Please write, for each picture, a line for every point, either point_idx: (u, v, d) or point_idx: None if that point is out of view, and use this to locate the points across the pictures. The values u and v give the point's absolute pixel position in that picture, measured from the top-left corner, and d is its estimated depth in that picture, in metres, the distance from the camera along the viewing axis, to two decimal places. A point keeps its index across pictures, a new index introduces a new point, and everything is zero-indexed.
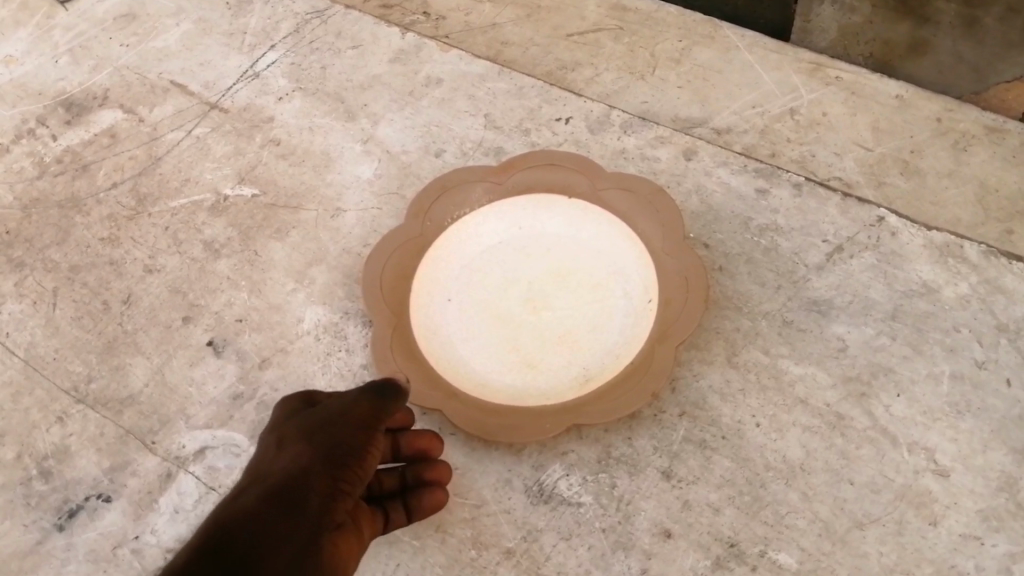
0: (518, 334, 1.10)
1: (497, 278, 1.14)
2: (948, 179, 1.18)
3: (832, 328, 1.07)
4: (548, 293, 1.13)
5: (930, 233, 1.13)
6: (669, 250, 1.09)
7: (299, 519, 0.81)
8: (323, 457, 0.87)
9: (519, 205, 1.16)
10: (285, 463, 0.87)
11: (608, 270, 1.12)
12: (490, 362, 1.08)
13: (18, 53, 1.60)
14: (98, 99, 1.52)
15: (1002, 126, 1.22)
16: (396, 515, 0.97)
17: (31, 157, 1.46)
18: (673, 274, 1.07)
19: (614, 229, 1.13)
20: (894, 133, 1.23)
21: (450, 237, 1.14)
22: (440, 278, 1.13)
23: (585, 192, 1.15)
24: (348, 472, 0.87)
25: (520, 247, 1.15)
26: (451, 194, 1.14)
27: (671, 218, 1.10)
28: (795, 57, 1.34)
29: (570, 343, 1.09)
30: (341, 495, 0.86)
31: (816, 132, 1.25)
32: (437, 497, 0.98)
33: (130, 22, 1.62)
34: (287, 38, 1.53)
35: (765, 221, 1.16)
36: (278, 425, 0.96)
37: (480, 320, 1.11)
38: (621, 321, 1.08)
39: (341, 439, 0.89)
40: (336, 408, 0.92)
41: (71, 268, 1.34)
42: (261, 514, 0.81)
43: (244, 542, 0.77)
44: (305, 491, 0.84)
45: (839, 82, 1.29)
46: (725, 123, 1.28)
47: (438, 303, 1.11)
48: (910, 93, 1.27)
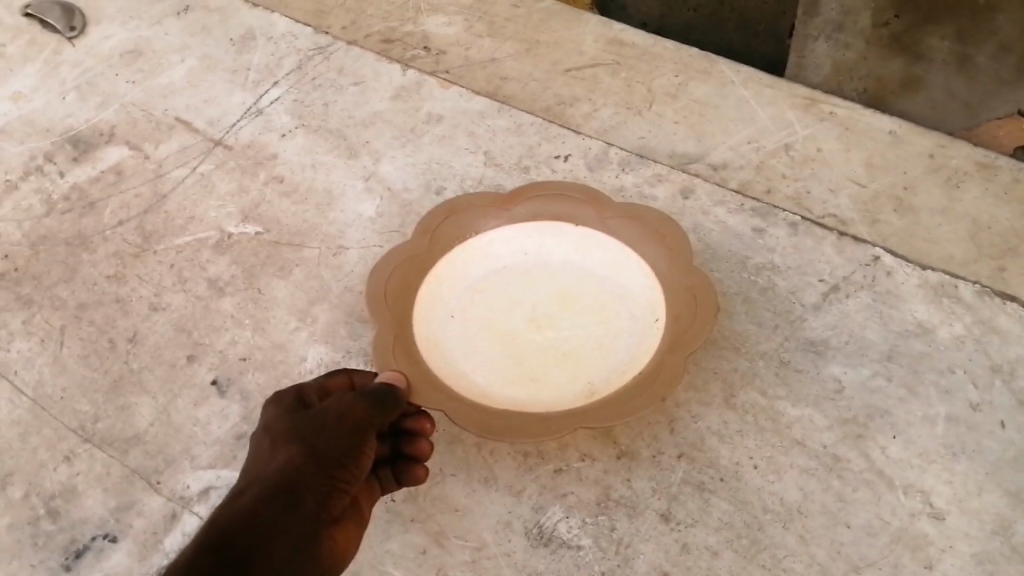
0: (521, 353, 1.11)
1: (500, 298, 1.15)
2: (941, 216, 1.19)
3: (829, 368, 1.08)
4: (551, 313, 1.14)
5: (925, 273, 1.14)
6: (675, 270, 1.09)
7: (295, 519, 0.89)
8: (317, 461, 0.92)
9: (523, 231, 1.18)
10: (280, 463, 0.93)
11: (614, 292, 1.13)
12: (493, 377, 1.08)
13: (26, 90, 1.63)
14: (105, 136, 1.54)
15: (992, 163, 1.24)
16: (388, 483, 1.02)
17: (39, 194, 1.48)
18: (682, 289, 1.07)
19: (618, 253, 1.15)
20: (890, 170, 1.25)
21: (454, 257, 1.15)
22: (444, 295, 1.13)
23: (590, 219, 1.16)
24: (343, 472, 0.93)
25: (525, 271, 1.16)
26: (457, 216, 1.15)
27: (677, 241, 1.10)
28: (790, 93, 1.36)
29: (575, 359, 1.09)
30: (337, 494, 0.93)
31: (811, 168, 1.27)
32: (418, 474, 1.02)
33: (136, 58, 1.64)
34: (290, 75, 1.55)
35: (762, 260, 1.17)
36: (275, 418, 1.00)
37: (484, 338, 1.11)
38: (627, 339, 1.09)
39: (336, 445, 0.93)
40: (334, 410, 0.95)
41: (78, 306, 1.35)
42: (257, 515, 0.89)
43: (242, 546, 0.86)
44: (301, 491, 0.91)
45: (833, 118, 1.32)
46: (720, 159, 1.30)
47: (441, 319, 1.11)
48: (903, 129, 1.29)
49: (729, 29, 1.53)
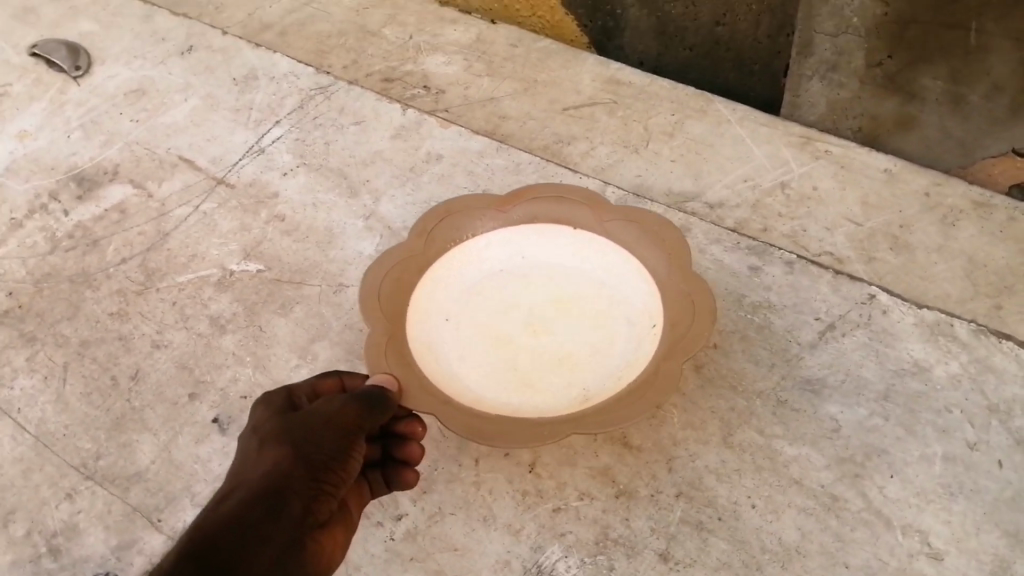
0: (516, 358, 1.10)
1: (497, 302, 1.15)
2: (937, 254, 1.21)
3: (825, 407, 1.08)
4: (548, 318, 1.13)
5: (921, 312, 1.15)
6: (673, 276, 1.08)
7: (282, 523, 0.84)
8: (304, 464, 0.88)
9: (521, 234, 1.18)
10: (266, 466, 0.88)
11: (612, 298, 1.13)
12: (486, 381, 1.07)
13: (31, 128, 1.65)
14: (108, 174, 1.55)
15: (988, 201, 1.26)
16: (377, 486, 1.01)
17: (43, 232, 1.49)
18: (679, 296, 1.06)
19: (616, 259, 1.15)
20: (885, 208, 1.27)
21: (451, 260, 1.15)
22: (440, 298, 1.13)
23: (589, 223, 1.16)
24: (330, 477, 0.89)
25: (524, 275, 1.17)
26: (453, 219, 1.15)
27: (676, 247, 1.10)
28: (786, 131, 1.39)
29: (570, 365, 1.08)
30: (324, 497, 0.88)
31: (807, 207, 1.28)
32: (408, 479, 1.00)
33: (140, 97, 1.67)
34: (291, 114, 1.58)
35: (758, 298, 1.18)
36: (256, 423, 0.95)
37: (479, 343, 1.11)
38: (623, 345, 1.08)
39: (324, 448, 0.89)
40: (321, 413, 0.91)
41: (81, 343, 1.35)
42: (241, 519, 0.83)
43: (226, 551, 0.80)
44: (287, 495, 0.86)
45: (828, 156, 1.34)
46: (717, 197, 1.31)
47: (436, 322, 1.11)
48: (898, 167, 1.32)
49: (723, 68, 1.56)
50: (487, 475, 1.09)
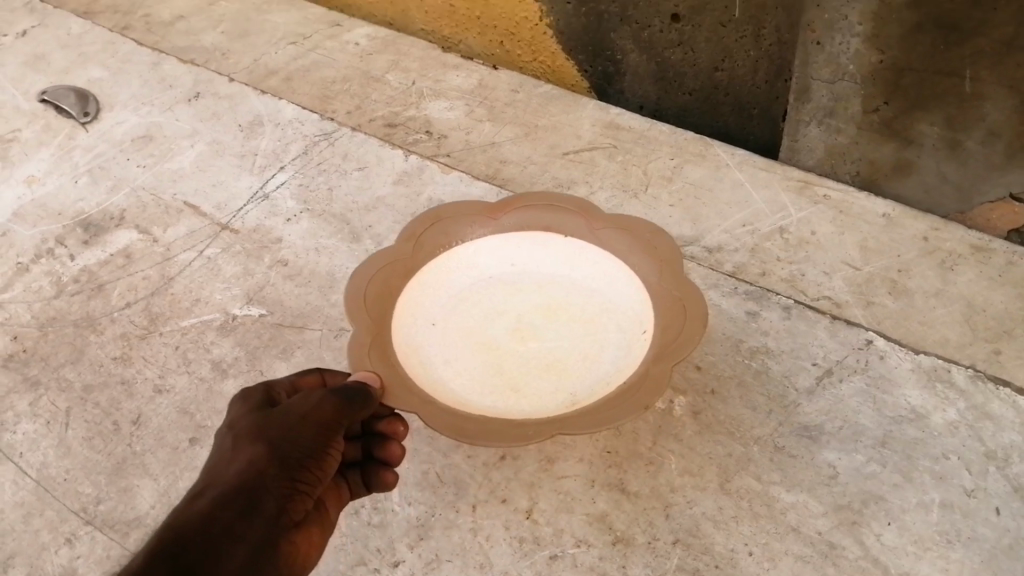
0: (503, 364, 1.08)
1: (485, 308, 1.14)
2: (936, 298, 1.21)
3: (823, 454, 1.06)
4: (537, 325, 1.13)
5: (918, 357, 1.14)
6: (665, 281, 1.07)
7: (254, 523, 0.83)
8: (279, 462, 0.87)
9: (512, 241, 1.18)
10: (239, 465, 0.86)
11: (602, 306, 1.12)
12: (472, 385, 1.05)
13: (39, 174, 1.67)
14: (115, 220, 1.57)
15: (987, 246, 1.27)
16: (357, 487, 1.00)
17: (49, 276, 1.49)
18: (670, 301, 1.05)
19: (607, 267, 1.14)
20: (884, 253, 1.27)
21: (439, 264, 1.14)
22: (427, 302, 1.11)
23: (581, 231, 1.16)
24: (305, 475, 0.88)
25: (513, 283, 1.16)
26: (442, 224, 1.15)
27: (669, 253, 1.09)
28: (784, 176, 1.40)
29: (558, 371, 1.07)
30: (298, 496, 0.88)
31: (806, 251, 1.29)
32: (387, 478, 0.99)
33: (147, 143, 1.70)
34: (295, 160, 1.61)
35: (756, 344, 1.18)
36: (231, 420, 0.93)
37: (466, 348, 1.10)
38: (613, 352, 1.07)
39: (300, 446, 0.88)
40: (297, 409, 0.90)
41: (84, 388, 1.33)
42: (214, 518, 0.82)
43: (199, 552, 0.79)
44: (261, 493, 0.85)
45: (827, 200, 1.35)
46: (715, 242, 1.32)
47: (422, 325, 1.09)
48: (897, 212, 1.33)
49: (723, 112, 1.57)
50: (484, 522, 1.05)
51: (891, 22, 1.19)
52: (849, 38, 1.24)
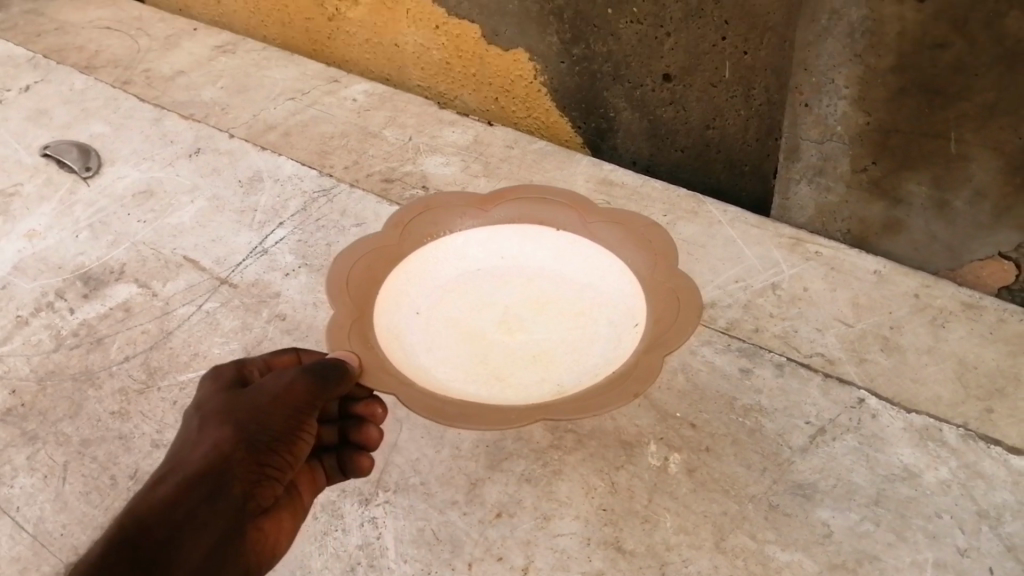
0: (489, 353, 1.13)
1: (474, 299, 1.19)
2: (927, 356, 1.22)
3: (817, 512, 1.06)
4: (524, 316, 1.17)
5: (910, 416, 1.16)
6: (658, 273, 1.12)
7: (216, 510, 0.87)
8: (246, 446, 0.91)
9: (504, 234, 1.24)
10: (205, 450, 0.90)
11: (591, 300, 1.17)
12: (458, 371, 1.09)
13: (40, 228, 1.68)
14: (114, 273, 1.58)
15: (977, 303, 1.29)
16: (332, 471, 1.06)
17: (49, 330, 1.50)
18: (662, 292, 1.09)
19: (597, 261, 1.19)
20: (875, 310, 1.29)
21: (428, 252, 1.20)
22: (415, 289, 1.16)
23: (574, 224, 1.22)
24: (273, 459, 0.92)
25: (502, 276, 1.21)
26: (432, 214, 1.21)
27: (664, 246, 1.14)
28: (775, 232, 1.43)
29: (544, 362, 1.11)
30: (266, 480, 0.92)
31: (798, 307, 1.31)
32: (364, 463, 1.06)
33: (148, 198, 1.72)
34: (294, 216, 1.63)
35: (749, 402, 1.19)
36: (202, 398, 0.97)
37: (453, 336, 1.14)
38: (601, 344, 1.11)
39: (268, 430, 0.92)
40: (268, 391, 0.93)
41: (82, 442, 1.32)
42: (177, 505, 0.86)
43: (161, 540, 0.83)
44: (226, 479, 0.89)
45: (818, 257, 1.38)
46: (709, 297, 1.34)
47: (409, 312, 1.14)
48: (887, 269, 1.35)
49: (715, 169, 1.59)
50: None
51: (878, 85, 1.23)
52: (837, 100, 1.28)
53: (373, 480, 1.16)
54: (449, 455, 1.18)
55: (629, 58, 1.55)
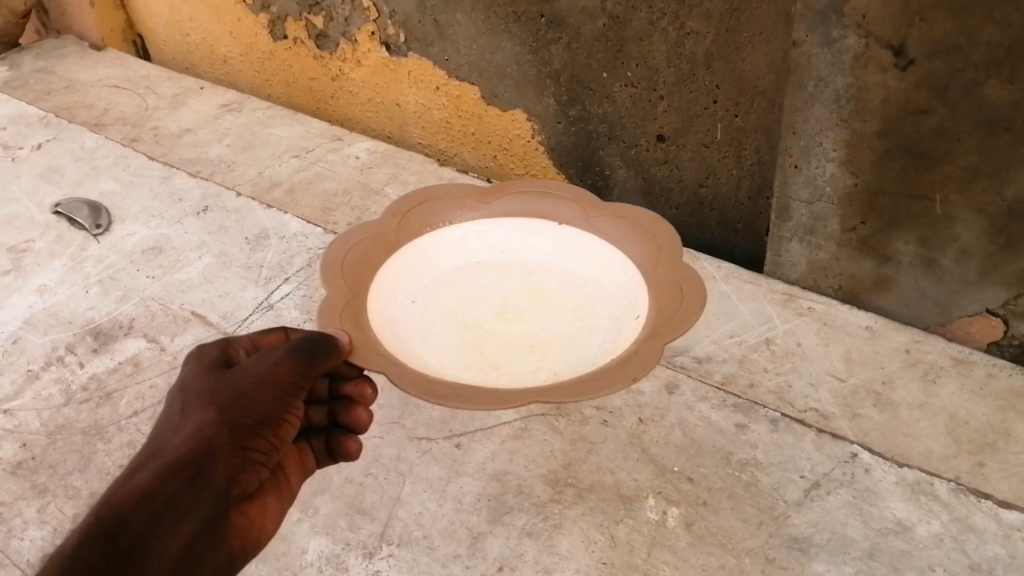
0: (486, 339, 1.22)
1: (474, 291, 1.29)
2: (919, 410, 1.25)
3: (813, 566, 1.08)
4: (522, 307, 1.27)
5: (902, 470, 1.18)
6: (661, 264, 1.20)
7: (200, 494, 0.94)
8: (230, 431, 0.96)
9: (504, 226, 1.34)
10: (189, 434, 0.95)
11: (592, 294, 1.26)
12: (456, 356, 1.18)
13: (51, 283, 1.72)
14: (124, 328, 1.62)
15: (967, 357, 1.33)
16: (320, 451, 1.14)
17: (59, 384, 1.52)
18: (668, 283, 1.17)
19: (601, 254, 1.29)
20: (867, 365, 1.33)
21: (425, 243, 1.30)
22: (411, 280, 1.27)
23: (577, 220, 1.32)
24: (258, 442, 0.99)
25: (502, 269, 1.32)
26: (432, 208, 1.32)
27: (666, 236, 1.23)
28: (769, 288, 1.48)
29: (540, 349, 1.20)
30: (249, 463, 0.98)
31: (792, 362, 1.34)
32: (351, 446, 1.12)
33: (156, 254, 1.76)
34: (299, 272, 1.67)
35: (745, 456, 1.21)
36: (187, 378, 1.03)
37: (451, 324, 1.23)
38: (600, 335, 1.19)
39: (252, 414, 0.98)
40: (253, 376, 0.99)
41: (92, 495, 1.34)
42: (161, 490, 0.92)
43: (142, 525, 0.90)
44: (210, 464, 0.95)
45: (811, 313, 1.42)
46: (705, 352, 1.37)
47: (405, 301, 1.23)
48: (878, 325, 1.39)
49: (708, 226, 1.64)
50: None
51: (864, 149, 1.28)
52: (825, 162, 1.33)
53: (376, 534, 1.17)
54: (451, 509, 1.19)
55: (624, 119, 1.62)
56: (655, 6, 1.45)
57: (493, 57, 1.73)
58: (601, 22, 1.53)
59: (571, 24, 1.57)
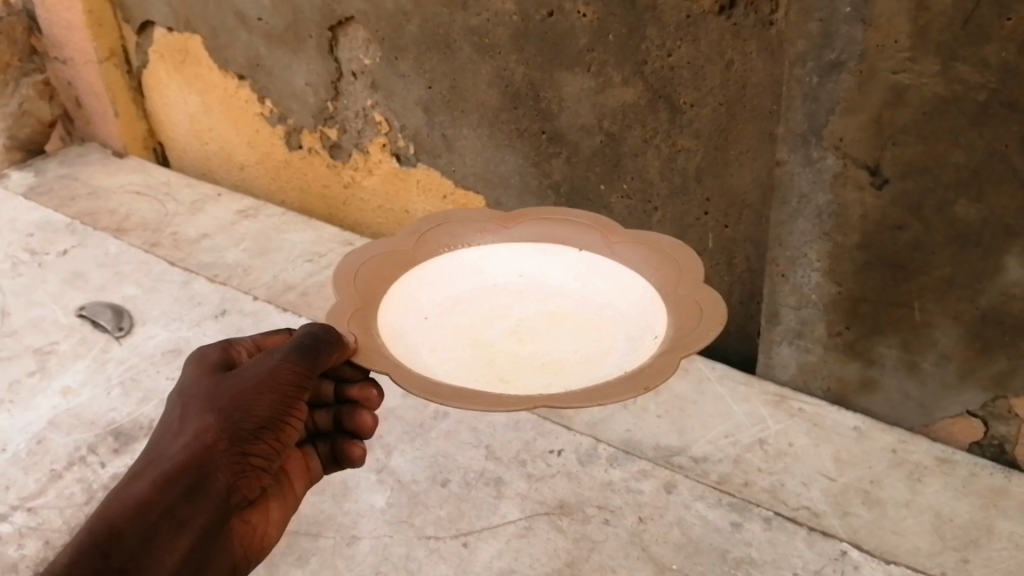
0: (498, 360, 1.15)
1: (488, 311, 1.21)
2: (906, 508, 1.31)
3: None
4: (537, 330, 1.19)
5: (890, 567, 1.23)
6: (683, 286, 1.13)
7: (198, 503, 1.02)
8: (229, 437, 1.04)
9: (525, 250, 1.26)
10: (188, 442, 1.03)
11: (612, 319, 1.18)
12: (466, 373, 1.11)
13: (75, 384, 1.80)
14: (144, 428, 1.68)
15: (950, 457, 1.40)
16: (326, 456, 1.21)
17: (80, 483, 1.58)
18: (688, 303, 1.10)
19: (622, 280, 1.21)
20: (856, 465, 1.39)
21: (443, 261, 1.24)
22: (421, 297, 1.19)
23: (597, 246, 1.24)
24: (257, 447, 1.05)
25: (519, 292, 1.24)
26: (451, 229, 1.26)
27: (691, 260, 1.16)
28: (761, 389, 1.55)
29: (553, 368, 1.13)
30: (248, 470, 1.05)
31: (784, 461, 1.41)
32: (353, 451, 1.18)
33: (176, 356, 1.84)
34: None
35: (740, 554, 1.27)
36: (191, 384, 1.11)
37: (462, 342, 1.16)
38: (616, 356, 1.11)
39: (250, 421, 1.05)
40: (252, 382, 1.06)
41: None
42: (158, 500, 1.00)
43: (141, 535, 0.98)
44: (207, 471, 1.03)
45: (801, 413, 1.49)
46: (701, 451, 1.44)
47: (415, 316, 1.16)
48: (866, 425, 1.47)
49: None
50: None
51: (846, 260, 1.36)
52: (810, 272, 1.41)
53: None
54: None
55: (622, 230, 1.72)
56: (649, 125, 1.57)
57: (497, 169, 1.84)
58: (599, 139, 1.64)
59: (571, 141, 1.68)
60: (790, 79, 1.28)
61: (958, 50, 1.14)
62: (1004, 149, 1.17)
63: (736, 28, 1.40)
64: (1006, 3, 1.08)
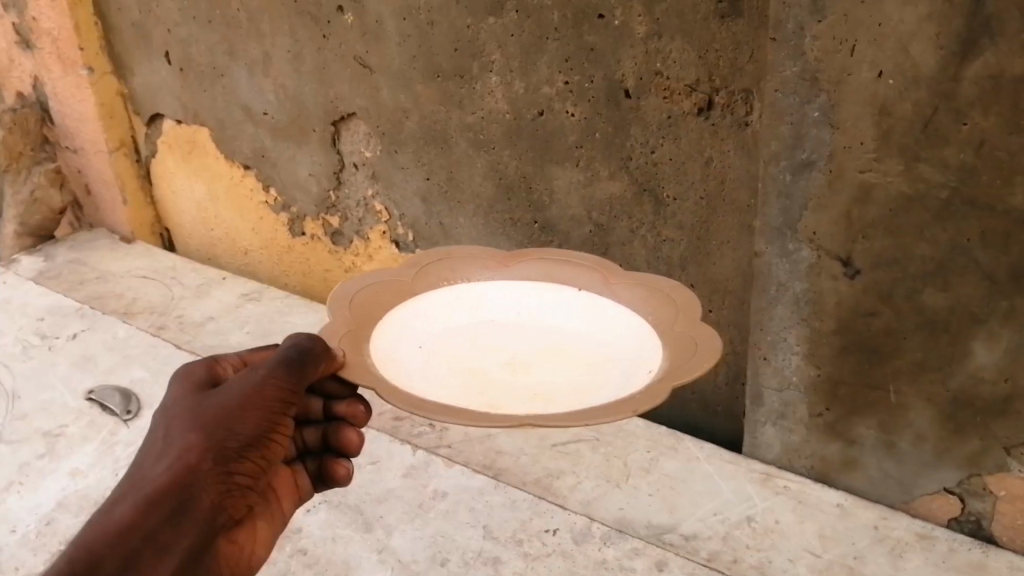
0: (490, 386, 1.18)
1: (483, 345, 1.25)
2: None
3: None
4: (531, 361, 1.22)
5: None
6: (678, 324, 1.18)
7: (186, 523, 0.99)
8: (213, 455, 1.03)
9: (524, 287, 1.33)
10: (172, 465, 1.01)
11: (607, 354, 1.22)
12: (456, 397, 1.14)
13: (83, 466, 1.85)
14: None
15: (930, 533, 1.46)
16: (314, 473, 1.21)
17: None
18: (684, 339, 1.14)
19: (620, 319, 1.26)
20: (840, 540, 1.46)
21: (441, 292, 1.31)
22: (417, 327, 1.24)
23: (597, 285, 1.31)
24: (241, 466, 1.05)
25: (517, 329, 1.28)
26: (450, 262, 1.33)
27: (686, 299, 1.21)
28: (748, 467, 1.62)
29: (543, 395, 1.15)
30: (232, 488, 1.04)
31: (771, 538, 1.47)
32: (341, 468, 1.20)
33: None
34: None
35: None
36: (169, 406, 1.10)
37: (455, 370, 1.20)
38: (608, 387, 1.14)
39: (234, 437, 1.05)
40: (236, 400, 1.07)
41: None
42: (143, 523, 0.96)
43: (125, 560, 0.93)
44: (194, 491, 1.00)
45: (787, 491, 1.56)
46: (691, 529, 1.50)
47: (409, 343, 1.21)
48: (848, 502, 1.53)
49: (691, 408, 1.80)
50: None
51: (824, 344, 1.44)
52: (791, 355, 1.48)
53: None
54: None
55: None
56: (635, 216, 1.66)
57: None
58: (588, 228, 1.73)
59: (561, 230, 1.77)
60: (765, 176, 1.37)
61: (920, 151, 1.22)
62: (966, 243, 1.25)
63: (714, 128, 1.50)
64: (961, 110, 1.17)
